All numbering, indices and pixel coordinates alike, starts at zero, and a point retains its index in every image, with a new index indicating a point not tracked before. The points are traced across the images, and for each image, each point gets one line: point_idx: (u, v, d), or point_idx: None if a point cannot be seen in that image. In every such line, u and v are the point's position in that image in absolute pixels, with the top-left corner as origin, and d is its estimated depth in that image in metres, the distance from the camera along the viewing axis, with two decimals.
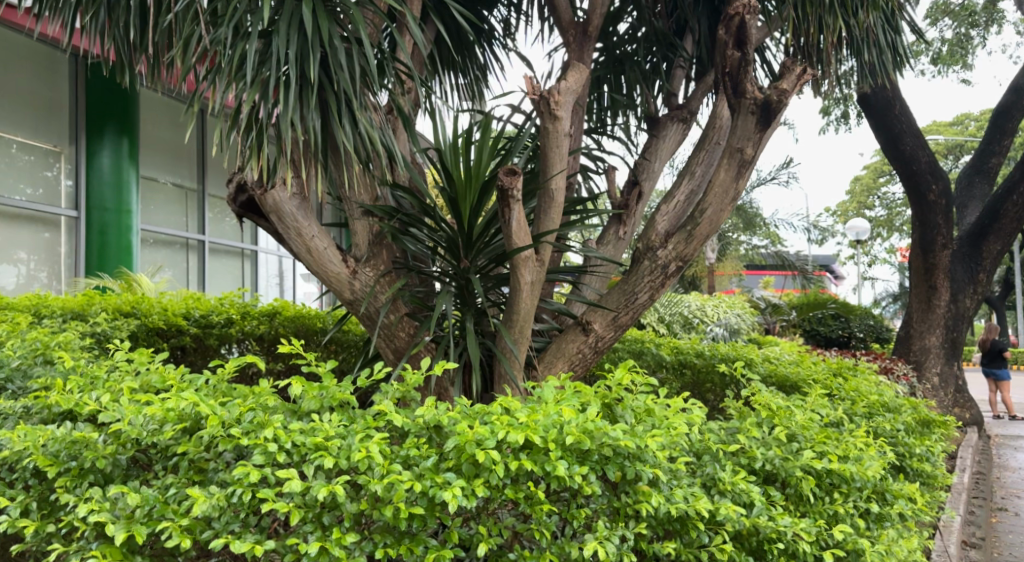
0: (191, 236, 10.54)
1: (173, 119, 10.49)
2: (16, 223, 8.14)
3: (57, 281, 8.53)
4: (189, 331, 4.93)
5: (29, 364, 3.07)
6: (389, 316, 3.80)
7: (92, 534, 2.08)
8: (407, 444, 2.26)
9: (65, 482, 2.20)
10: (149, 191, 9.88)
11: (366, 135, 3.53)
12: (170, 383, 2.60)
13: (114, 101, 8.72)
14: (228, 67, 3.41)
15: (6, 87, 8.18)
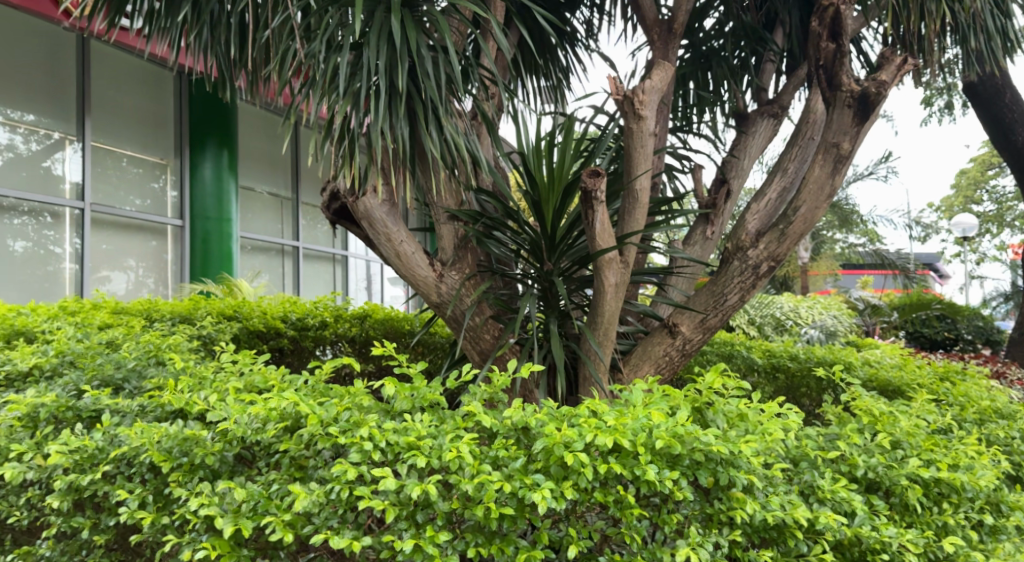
0: (286, 242, 10.95)
1: (270, 131, 10.93)
2: (127, 232, 8.65)
3: (163, 287, 8.99)
4: (287, 333, 5.13)
5: (143, 364, 3.25)
6: (475, 319, 3.84)
7: (202, 526, 2.20)
8: (496, 445, 2.29)
9: (178, 476, 2.33)
10: (247, 200, 10.32)
11: (452, 141, 3.60)
12: (272, 383, 2.72)
13: (215, 115, 9.20)
14: (322, 79, 3.54)
15: (118, 104, 8.70)
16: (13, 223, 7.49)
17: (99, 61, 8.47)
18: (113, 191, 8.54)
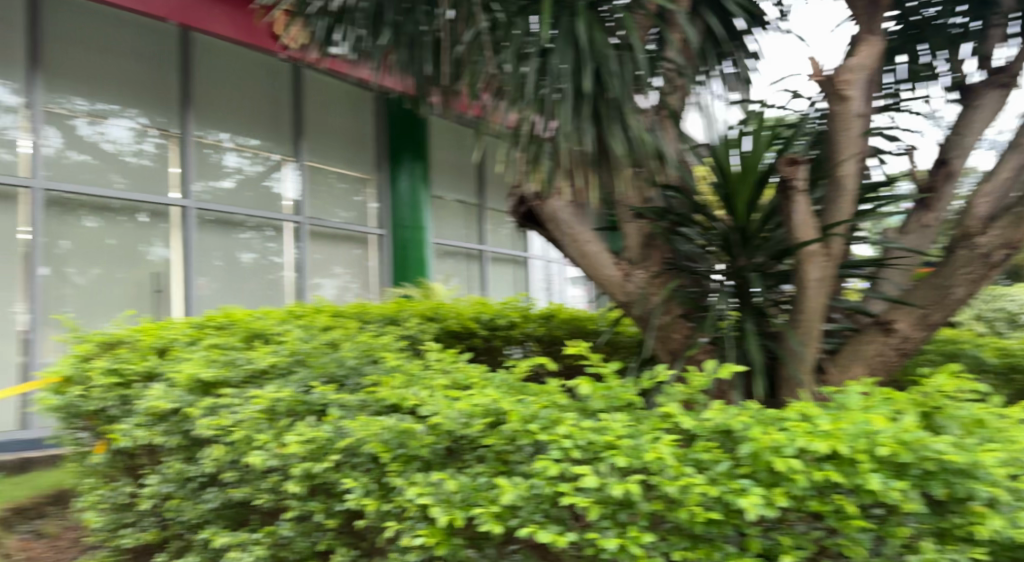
0: (473, 247, 11.40)
1: (459, 141, 11.44)
2: (337, 243, 9.60)
3: (368, 292, 9.94)
4: (480, 333, 5.27)
5: (360, 363, 3.51)
6: (663, 318, 3.73)
7: (418, 515, 2.36)
8: (699, 448, 2.22)
9: (396, 466, 2.53)
10: (438, 208, 10.89)
11: (639, 138, 3.55)
12: (473, 381, 2.85)
13: (409, 131, 10.08)
14: (512, 87, 3.67)
15: (328, 127, 9.69)
16: (240, 238, 8.58)
17: (310, 89, 9.47)
18: (323, 205, 9.50)
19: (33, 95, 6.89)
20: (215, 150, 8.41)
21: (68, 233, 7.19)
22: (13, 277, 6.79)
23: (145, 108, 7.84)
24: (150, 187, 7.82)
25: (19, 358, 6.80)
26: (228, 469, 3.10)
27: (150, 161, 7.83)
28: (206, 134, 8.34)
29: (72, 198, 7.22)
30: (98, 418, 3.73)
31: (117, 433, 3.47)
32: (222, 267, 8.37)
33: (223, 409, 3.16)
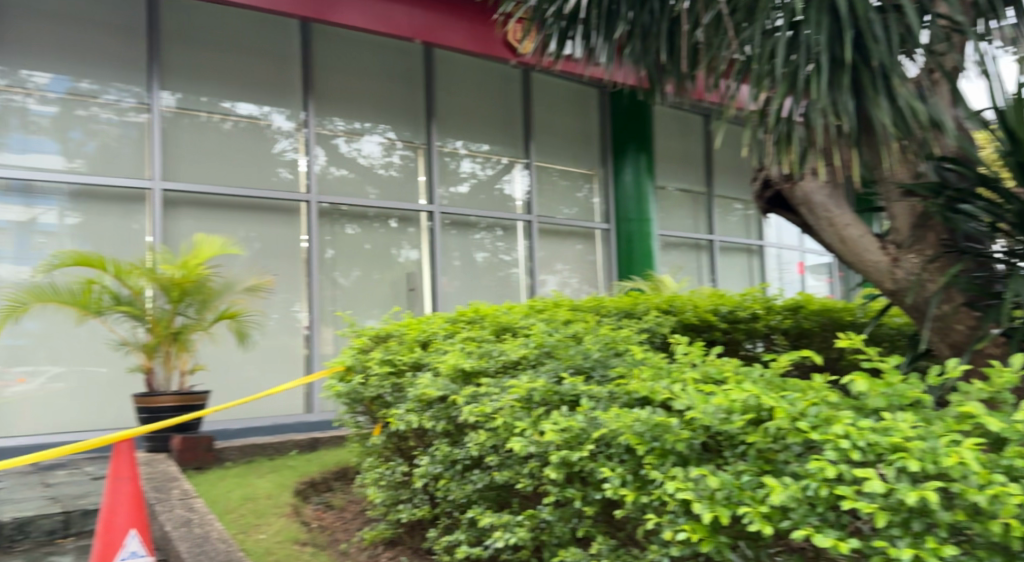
0: (701, 237, 11.11)
1: (683, 129, 11.23)
2: (561, 238, 9.80)
3: (584, 287, 9.94)
4: (720, 326, 5.05)
5: (605, 356, 3.53)
6: (942, 307, 3.40)
7: (679, 509, 2.35)
8: (1011, 453, 1.96)
9: (651, 459, 2.50)
10: (661, 199, 10.78)
11: (910, 108, 3.22)
12: (728, 376, 2.75)
13: (633, 124, 10.22)
14: (759, 67, 3.47)
15: (556, 125, 9.97)
16: (475, 238, 9.06)
17: (539, 90, 9.85)
18: (548, 202, 9.73)
19: (309, 119, 8.06)
20: (453, 158, 9.03)
21: (334, 241, 8.13)
22: (297, 280, 7.89)
23: (393, 124, 8.68)
24: (400, 197, 8.60)
25: (304, 350, 7.85)
26: (490, 453, 3.29)
27: (397, 173, 8.62)
28: (445, 142, 9.00)
29: (339, 210, 8.17)
30: (376, 405, 4.15)
31: (394, 417, 3.85)
32: (461, 267, 8.89)
33: (484, 398, 3.39)
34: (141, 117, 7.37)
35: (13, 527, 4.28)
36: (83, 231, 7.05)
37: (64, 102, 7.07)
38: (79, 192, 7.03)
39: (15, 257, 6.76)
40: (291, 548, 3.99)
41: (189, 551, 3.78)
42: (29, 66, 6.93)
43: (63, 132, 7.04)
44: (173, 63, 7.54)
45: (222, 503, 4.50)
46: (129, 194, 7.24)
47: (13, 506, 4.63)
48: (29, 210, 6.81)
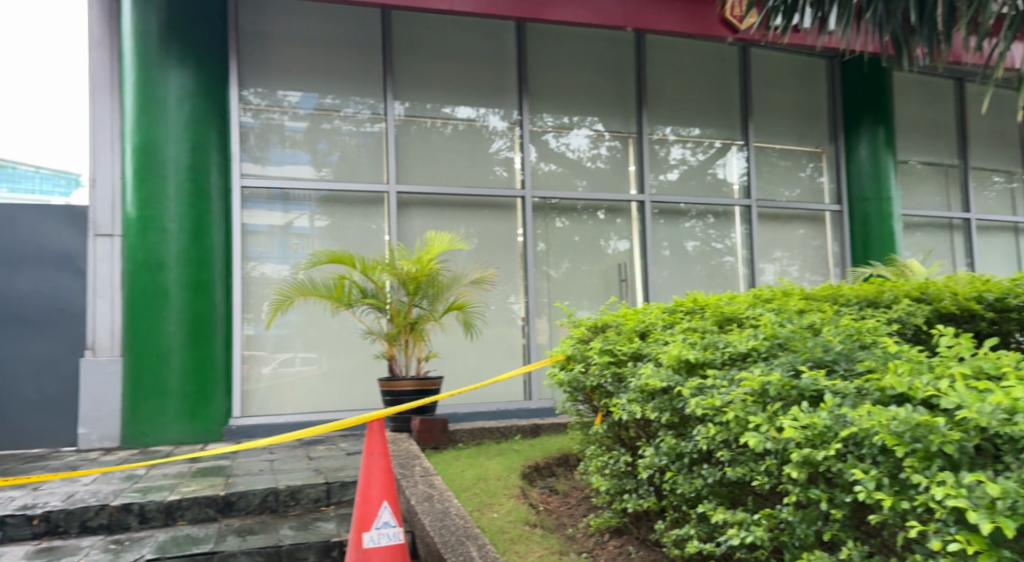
0: (955, 215, 9.97)
1: (929, 96, 10.14)
2: (779, 223, 9.21)
3: (805, 276, 9.26)
4: (985, 315, 4.49)
5: (850, 348, 3.28)
6: None
7: (951, 518, 2.24)
8: None
9: (913, 462, 2.36)
10: (904, 176, 9.83)
11: None
12: (1007, 373, 2.51)
13: (869, 95, 9.40)
14: None
15: (778, 103, 9.41)
16: (685, 227, 8.79)
17: (760, 67, 9.36)
18: (767, 185, 9.21)
19: (523, 118, 8.31)
20: (663, 145, 8.85)
21: (546, 234, 8.32)
22: (516, 273, 8.17)
23: (603, 115, 8.69)
24: (608, 187, 8.60)
25: (522, 341, 8.09)
26: (721, 448, 3.20)
27: (605, 164, 8.62)
28: (654, 130, 8.83)
29: (550, 203, 8.35)
30: (597, 394, 4.18)
31: (616, 407, 3.85)
32: (670, 256, 8.68)
33: (710, 390, 3.32)
34: (375, 126, 8.02)
35: (287, 494, 4.86)
36: (331, 233, 7.81)
37: (312, 118, 7.87)
38: (326, 198, 7.79)
39: (277, 257, 7.65)
40: (522, 529, 4.14)
41: (432, 525, 4.06)
42: (283, 88, 7.80)
43: (312, 144, 7.84)
44: (403, 73, 8.13)
45: (458, 482, 4.77)
46: (367, 197, 7.90)
47: (285, 475, 5.26)
48: (287, 215, 7.69)
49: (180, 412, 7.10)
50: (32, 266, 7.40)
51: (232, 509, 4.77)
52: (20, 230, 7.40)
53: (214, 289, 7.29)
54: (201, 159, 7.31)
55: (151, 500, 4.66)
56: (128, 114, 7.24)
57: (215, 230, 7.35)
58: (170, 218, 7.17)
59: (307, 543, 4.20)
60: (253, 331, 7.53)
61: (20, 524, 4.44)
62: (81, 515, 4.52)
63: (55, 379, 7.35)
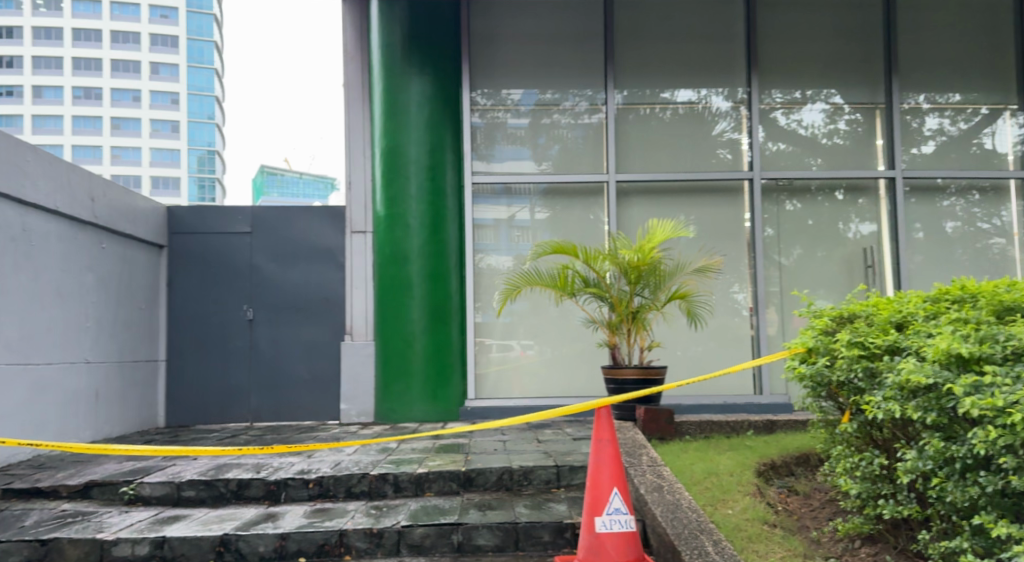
0: None
1: None
2: None
3: None
4: None
5: None
6: None
7: None
8: None
9: None
10: None
11: None
12: None
13: None
14: None
15: None
16: (943, 205, 7.88)
17: None
18: None
19: (750, 96, 7.93)
20: (916, 115, 7.99)
21: (776, 218, 7.86)
22: (742, 261, 7.81)
23: (843, 87, 8.03)
24: (849, 165, 7.94)
25: (752, 331, 7.71)
26: (1005, 454, 2.99)
27: (843, 140, 7.97)
28: (904, 99, 8.01)
29: (779, 184, 7.87)
30: (845, 390, 3.90)
31: (870, 405, 3.57)
32: (924, 239, 7.82)
33: (991, 389, 3.07)
34: (594, 118, 8.07)
35: (521, 474, 5.06)
36: (553, 224, 7.98)
37: (534, 113, 8.10)
38: (547, 191, 7.99)
39: (503, 249, 7.95)
40: (761, 528, 3.93)
41: (664, 516, 4.02)
42: (507, 87, 8.11)
43: (534, 139, 8.07)
44: (626, 60, 8.09)
45: (688, 475, 4.63)
46: (588, 187, 7.97)
47: (518, 456, 5.47)
48: (510, 209, 7.98)
49: (423, 392, 7.66)
50: (302, 260, 8.37)
51: (473, 485, 5.06)
52: (292, 229, 8.39)
53: (450, 280, 7.77)
54: (438, 159, 7.82)
55: (402, 471, 5.08)
56: (376, 121, 7.92)
57: (450, 224, 7.82)
58: (412, 214, 7.74)
59: (542, 522, 4.32)
60: (483, 319, 7.88)
61: (299, 486, 5.03)
62: (346, 481, 5.04)
63: (322, 360, 8.27)
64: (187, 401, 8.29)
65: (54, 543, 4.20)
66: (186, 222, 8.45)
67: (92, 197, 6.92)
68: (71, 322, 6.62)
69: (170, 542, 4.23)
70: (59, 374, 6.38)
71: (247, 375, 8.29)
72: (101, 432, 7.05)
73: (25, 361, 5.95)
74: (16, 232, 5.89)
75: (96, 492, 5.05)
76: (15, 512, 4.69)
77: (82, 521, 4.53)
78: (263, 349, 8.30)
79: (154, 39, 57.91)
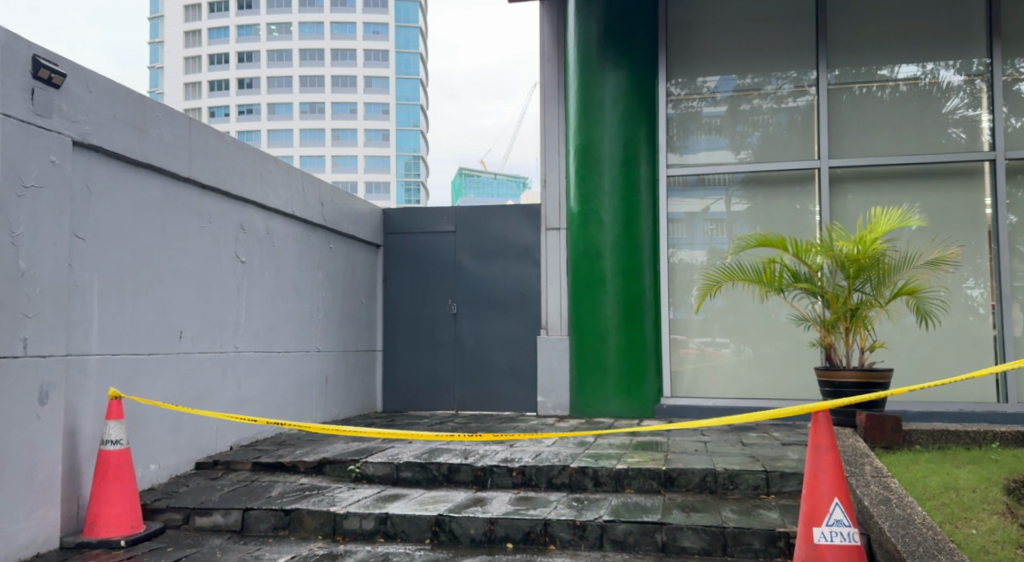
0: None
1: None
2: None
3: None
4: None
5: None
6: None
7: None
8: None
9: None
10: None
11: None
12: None
13: None
14: None
15: None
16: None
17: None
18: None
19: (991, 66, 7.08)
20: None
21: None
22: (982, 253, 7.00)
23: None
24: None
25: (994, 331, 6.89)
26: None
27: None
28: None
29: None
30: None
31: None
32: None
33: None
34: (799, 101, 7.61)
35: (726, 477, 4.88)
36: (754, 215, 7.63)
37: (732, 100, 7.79)
38: (746, 180, 7.66)
39: (698, 243, 7.72)
40: (1013, 551, 3.47)
41: (893, 531, 3.70)
42: (702, 74, 7.87)
43: (732, 127, 7.76)
44: (839, 37, 7.53)
45: (920, 488, 4.24)
46: (792, 174, 7.53)
47: (722, 458, 5.28)
48: (703, 201, 7.74)
49: (618, 388, 7.62)
50: (502, 257, 8.64)
51: (674, 485, 4.96)
52: (493, 226, 8.68)
53: (644, 276, 7.64)
54: (632, 154, 7.70)
55: (602, 466, 5.09)
56: (572, 119, 7.97)
57: (644, 220, 7.70)
58: (606, 210, 7.72)
59: (752, 528, 4.13)
60: (677, 315, 7.72)
61: (503, 474, 5.20)
62: (548, 471, 5.14)
63: (521, 353, 8.51)
64: (399, 389, 8.87)
65: (295, 513, 4.65)
66: (398, 222, 9.03)
67: (321, 201, 7.60)
68: (304, 314, 7.31)
69: (392, 518, 4.54)
70: (295, 361, 7.07)
71: (453, 366, 8.71)
72: (329, 414, 7.73)
73: (269, 349, 6.65)
74: (262, 234, 6.59)
75: (327, 468, 5.54)
76: (263, 483, 5.26)
77: (317, 494, 4.98)
78: (467, 341, 8.68)
79: (367, 54, 62.56)
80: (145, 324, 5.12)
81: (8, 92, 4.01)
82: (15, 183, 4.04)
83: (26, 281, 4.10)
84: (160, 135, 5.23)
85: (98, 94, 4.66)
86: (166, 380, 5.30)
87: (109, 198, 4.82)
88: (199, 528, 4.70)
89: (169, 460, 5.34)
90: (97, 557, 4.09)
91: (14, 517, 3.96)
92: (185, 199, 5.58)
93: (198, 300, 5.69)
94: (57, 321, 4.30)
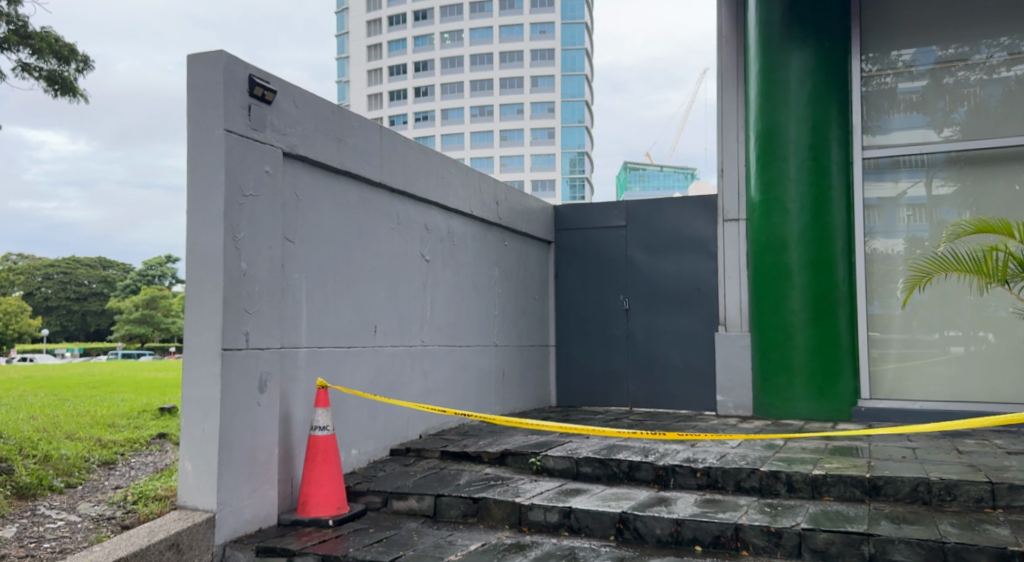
0: None
1: None
2: None
3: None
4: None
5: None
6: None
7: None
8: None
9: None
10: None
11: None
12: None
13: None
14: None
15: None
16: None
17: None
18: None
19: None
20: None
21: None
22: None
23: None
24: None
25: None
26: None
27: None
28: None
29: None
30: None
31: None
32: None
33: None
34: (1014, 70, 6.82)
35: (942, 488, 4.45)
36: (963, 199, 6.92)
37: (933, 73, 7.11)
38: (951, 160, 6.96)
39: (897, 231, 7.13)
40: None
41: None
42: (898, 47, 7.24)
43: (933, 103, 7.08)
44: None
45: None
46: (1010, 151, 6.76)
47: (935, 466, 4.82)
48: (898, 185, 7.14)
49: (808, 388, 7.15)
50: (677, 251, 8.41)
51: (880, 493, 4.58)
52: (667, 220, 8.48)
53: (836, 267, 7.10)
54: (822, 135, 7.16)
55: (796, 471, 4.82)
56: (752, 104, 7.55)
57: (836, 207, 7.13)
58: (791, 198, 7.25)
59: (978, 545, 3.73)
60: (875, 310, 7.16)
61: (687, 474, 5.05)
62: (735, 475, 4.94)
63: (698, 350, 8.25)
64: (574, 385, 8.89)
65: (483, 502, 4.79)
66: (569, 219, 9.05)
67: (497, 200, 7.77)
68: (482, 310, 7.51)
69: (576, 513, 4.55)
70: (474, 355, 7.30)
71: (627, 363, 8.61)
72: (506, 408, 7.91)
73: (451, 343, 6.90)
74: (444, 234, 6.85)
75: (510, 460, 5.65)
76: (451, 471, 5.46)
77: (502, 485, 5.10)
78: (641, 338, 8.56)
79: (535, 54, 63.55)
80: (345, 319, 5.47)
81: (230, 110, 4.43)
82: (237, 193, 4.45)
83: (247, 281, 4.52)
84: (356, 144, 5.57)
85: (302, 108, 5.05)
86: (363, 372, 5.64)
87: (314, 204, 5.19)
88: (396, 512, 4.96)
89: (367, 446, 5.69)
90: (310, 535, 4.44)
91: (240, 494, 4.38)
92: (377, 202, 5.90)
93: (389, 297, 6.00)
94: (272, 316, 4.70)
